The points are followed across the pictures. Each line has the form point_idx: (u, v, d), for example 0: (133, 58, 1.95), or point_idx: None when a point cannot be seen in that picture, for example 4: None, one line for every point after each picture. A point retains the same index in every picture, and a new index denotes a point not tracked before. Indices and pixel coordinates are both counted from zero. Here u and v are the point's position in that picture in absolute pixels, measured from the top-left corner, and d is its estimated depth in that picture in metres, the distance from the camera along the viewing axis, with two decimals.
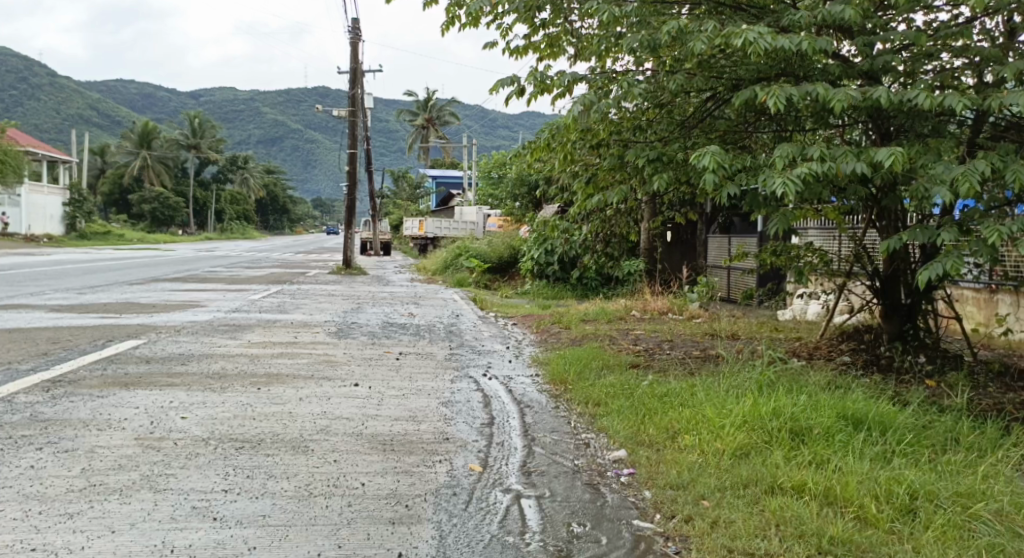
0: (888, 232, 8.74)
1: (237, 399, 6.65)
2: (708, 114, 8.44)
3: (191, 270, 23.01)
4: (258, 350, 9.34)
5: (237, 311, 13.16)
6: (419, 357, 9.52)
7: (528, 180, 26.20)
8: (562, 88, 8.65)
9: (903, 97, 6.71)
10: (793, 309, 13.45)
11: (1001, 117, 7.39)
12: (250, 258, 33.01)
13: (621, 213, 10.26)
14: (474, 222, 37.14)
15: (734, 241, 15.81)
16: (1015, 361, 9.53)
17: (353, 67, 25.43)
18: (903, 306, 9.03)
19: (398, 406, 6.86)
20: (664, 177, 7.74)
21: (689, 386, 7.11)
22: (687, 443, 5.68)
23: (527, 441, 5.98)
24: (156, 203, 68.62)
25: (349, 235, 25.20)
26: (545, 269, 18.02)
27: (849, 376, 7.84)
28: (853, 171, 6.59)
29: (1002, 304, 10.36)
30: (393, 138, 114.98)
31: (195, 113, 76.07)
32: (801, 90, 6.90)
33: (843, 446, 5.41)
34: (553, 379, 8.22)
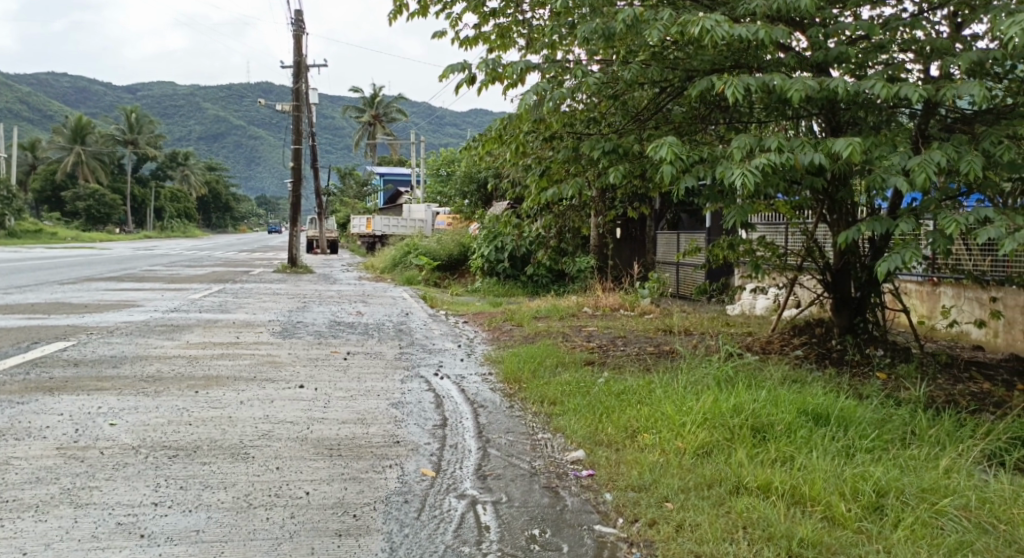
0: (839, 226, 8.65)
1: (171, 403, 6.29)
2: (661, 107, 8.29)
3: (127, 269, 22.31)
4: (196, 352, 8.96)
5: (176, 310, 12.69)
6: (368, 356, 9.21)
7: (477, 176, 25.95)
8: (512, 78, 8.41)
9: (860, 87, 6.58)
10: (742, 304, 13.41)
11: (950, 110, 7.33)
12: (192, 256, 32.24)
13: (574, 207, 10.06)
14: (424, 220, 36.74)
15: (684, 237, 15.71)
16: (961, 353, 9.52)
17: (297, 60, 24.92)
18: (854, 300, 8.96)
19: (345, 408, 6.56)
20: (620, 170, 7.50)
21: (646, 383, 6.92)
22: (647, 443, 5.47)
23: (482, 443, 5.74)
24: (92, 201, 66.95)
25: (294, 233, 24.66)
26: (495, 266, 17.76)
27: (806, 371, 7.71)
28: (812, 163, 6.45)
29: (944, 297, 10.38)
30: (340, 136, 113.80)
31: (133, 109, 74.34)
32: (759, 80, 6.74)
33: (806, 442, 5.25)
34: (507, 377, 7.97)
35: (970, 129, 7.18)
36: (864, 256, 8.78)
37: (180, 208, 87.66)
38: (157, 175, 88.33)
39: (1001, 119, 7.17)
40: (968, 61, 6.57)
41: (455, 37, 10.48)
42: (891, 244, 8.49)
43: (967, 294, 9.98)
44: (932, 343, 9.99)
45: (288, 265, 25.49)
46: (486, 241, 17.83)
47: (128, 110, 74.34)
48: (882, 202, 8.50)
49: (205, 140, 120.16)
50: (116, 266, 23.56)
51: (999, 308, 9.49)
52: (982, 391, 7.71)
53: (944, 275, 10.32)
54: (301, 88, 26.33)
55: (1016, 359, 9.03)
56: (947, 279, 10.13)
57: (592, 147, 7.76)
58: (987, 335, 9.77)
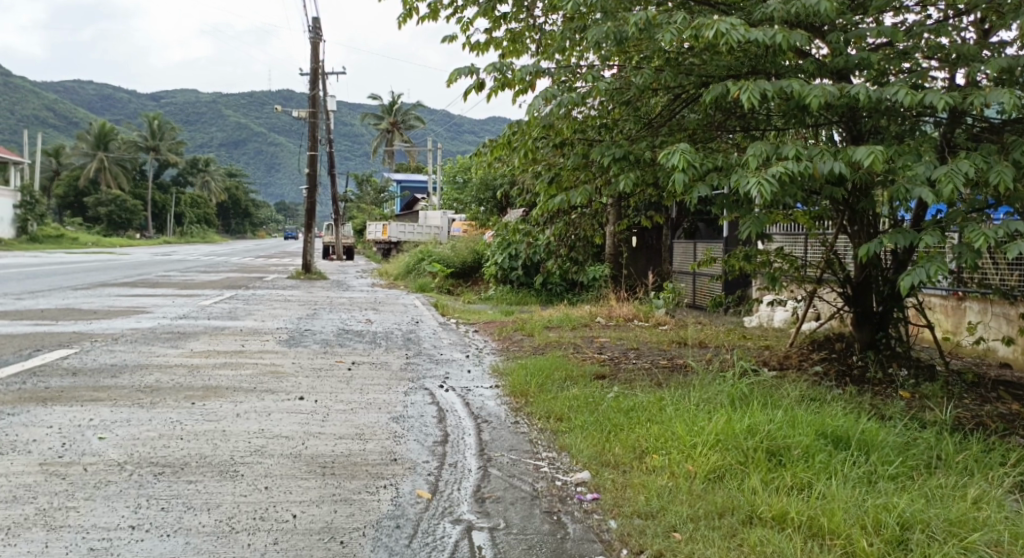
0: (860, 237, 8.38)
1: (165, 416, 6.10)
2: (676, 114, 8.07)
3: (141, 274, 22.22)
4: (199, 361, 8.78)
5: (184, 317, 12.53)
6: (374, 367, 9.00)
7: (493, 183, 25.76)
8: (523, 83, 8.20)
9: (882, 93, 6.33)
10: (759, 316, 13.14)
11: (978, 118, 7.04)
12: (207, 261, 32.20)
13: (587, 217, 9.82)
14: (439, 227, 36.58)
15: (701, 247, 15.44)
16: (987, 370, 9.22)
17: (313, 66, 24.82)
18: (875, 314, 8.67)
19: (345, 422, 6.35)
20: (630, 178, 7.20)
21: (657, 400, 6.67)
22: (656, 465, 5.23)
23: (482, 462, 5.51)
24: (112, 205, 67.31)
25: (308, 239, 24.51)
26: (509, 275, 17.53)
27: (824, 388, 7.44)
28: (832, 172, 6.21)
29: (969, 313, 10.09)
30: (358, 142, 114.00)
31: (153, 114, 74.69)
32: (777, 86, 6.49)
33: (824, 468, 5.01)
34: (514, 391, 7.74)
35: (998, 139, 6.91)
36: (886, 269, 8.50)
37: (199, 213, 87.99)
38: (176, 180, 88.78)
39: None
40: (996, 68, 6.32)
41: (467, 41, 10.28)
42: (915, 257, 8.22)
43: (994, 310, 9.68)
44: (956, 360, 9.69)
45: (302, 270, 25.36)
46: (500, 249, 17.61)
47: (148, 115, 74.75)
48: (903, 211, 8.27)
49: (224, 144, 120.68)
50: (131, 271, 23.54)
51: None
52: (1009, 412, 7.42)
53: (970, 289, 10.02)
54: (317, 93, 26.22)
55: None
56: (973, 294, 9.83)
57: (602, 153, 7.50)
58: (1015, 353, 9.46)
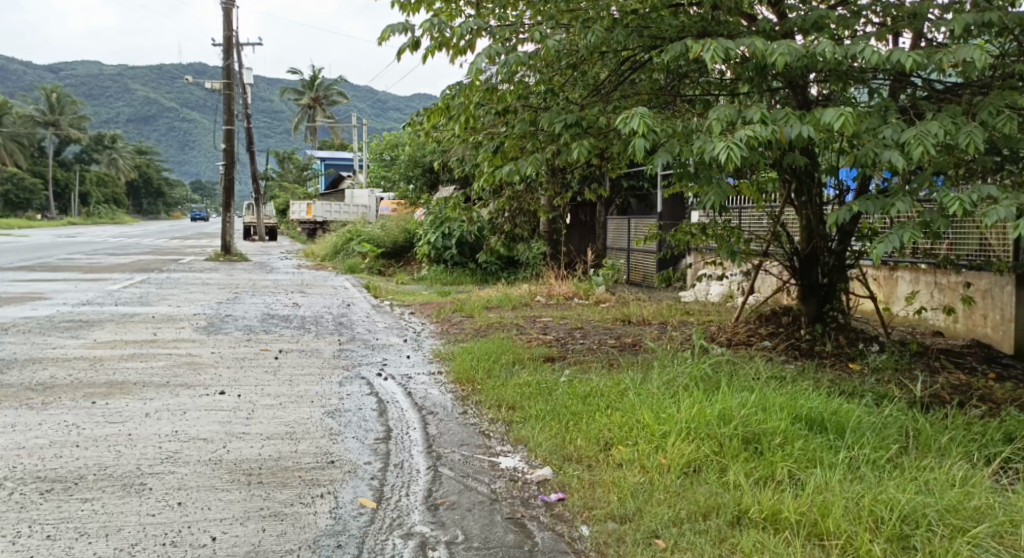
0: (808, 209, 7.97)
1: (58, 419, 5.55)
2: (624, 80, 7.58)
3: (41, 258, 20.98)
4: (103, 352, 8.00)
5: (89, 303, 11.64)
6: (302, 355, 8.30)
7: (422, 160, 25.02)
8: (460, 45, 7.51)
9: (849, 50, 5.71)
10: (696, 290, 12.80)
11: (930, 81, 6.52)
12: (121, 244, 30.78)
13: (527, 190, 9.23)
14: (367, 206, 35.65)
15: (636, 222, 15.02)
16: (923, 339, 8.77)
17: (225, 36, 23.66)
18: (821, 287, 8.22)
19: (272, 420, 5.70)
20: (586, 144, 6.59)
21: (615, 384, 6.14)
22: (624, 458, 4.66)
23: (431, 461, 4.92)
24: (11, 185, 64.14)
25: (227, 219, 23.41)
26: (442, 254, 16.83)
27: (778, 364, 6.94)
28: (799, 137, 5.59)
29: (902, 283, 9.66)
30: (280, 120, 111.32)
31: (53, 89, 71.47)
32: (737, 43, 5.84)
33: (805, 455, 4.46)
34: (458, 378, 7.13)
35: (959, 100, 6.38)
36: (830, 241, 8.08)
37: (109, 193, 84.86)
38: (87, 161, 85.45)
39: (988, 90, 6.37)
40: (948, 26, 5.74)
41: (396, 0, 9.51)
42: (861, 229, 7.91)
43: (927, 279, 9.26)
44: (892, 329, 9.22)
45: (222, 252, 24.28)
46: (432, 228, 16.92)
47: (53, 92, 71.65)
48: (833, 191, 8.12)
49: (139, 124, 116.85)
50: (34, 254, 22.26)
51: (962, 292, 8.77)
52: (962, 383, 6.89)
53: (902, 258, 9.60)
54: (232, 68, 25.03)
55: (982, 346, 8.32)
56: (905, 262, 9.43)
57: (551, 120, 6.84)
58: (947, 321, 9.06)
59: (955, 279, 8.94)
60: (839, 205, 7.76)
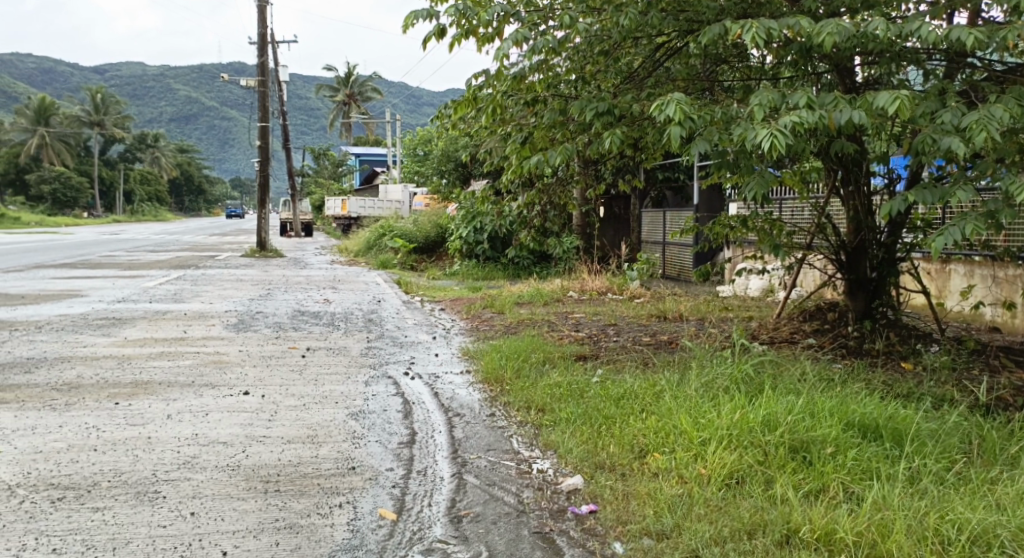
0: (856, 199, 7.66)
1: (79, 421, 5.38)
2: (660, 66, 7.30)
3: (80, 255, 21.07)
4: (130, 350, 7.87)
5: (123, 300, 11.57)
6: (330, 353, 8.11)
7: (455, 154, 24.81)
8: (489, 31, 7.27)
9: (904, 29, 5.43)
10: (733, 285, 12.51)
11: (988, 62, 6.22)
12: (160, 240, 30.94)
13: (559, 182, 8.91)
14: (401, 201, 35.55)
15: (672, 215, 14.70)
16: (980, 336, 8.42)
17: (260, 31, 23.62)
18: (870, 282, 7.90)
19: (294, 422, 5.50)
20: (620, 133, 6.29)
21: (650, 385, 5.86)
22: (661, 468, 4.40)
23: (456, 468, 4.69)
24: (58, 182, 64.98)
25: (262, 215, 23.36)
26: (473, 249, 16.62)
27: (823, 363, 6.62)
28: (849, 121, 5.29)
29: (955, 276, 9.32)
30: (314, 116, 111.79)
31: (97, 88, 72.45)
32: (781, 23, 5.56)
33: (859, 467, 4.18)
34: (486, 378, 6.89)
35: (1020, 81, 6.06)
36: (879, 233, 7.75)
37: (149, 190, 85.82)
38: (127, 158, 86.40)
39: None
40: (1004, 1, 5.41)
41: None
42: (912, 220, 7.58)
43: (983, 271, 8.92)
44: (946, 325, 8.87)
45: (257, 248, 24.25)
46: (464, 222, 16.71)
47: (94, 91, 72.52)
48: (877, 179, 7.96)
49: (176, 121, 118.07)
50: (73, 252, 22.36)
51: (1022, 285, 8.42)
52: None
53: (955, 251, 9.24)
54: (266, 64, 25.01)
55: None
56: (959, 254, 9.08)
57: (581, 107, 6.50)
58: (1004, 316, 8.70)
59: (1012, 272, 8.60)
60: (887, 195, 7.59)
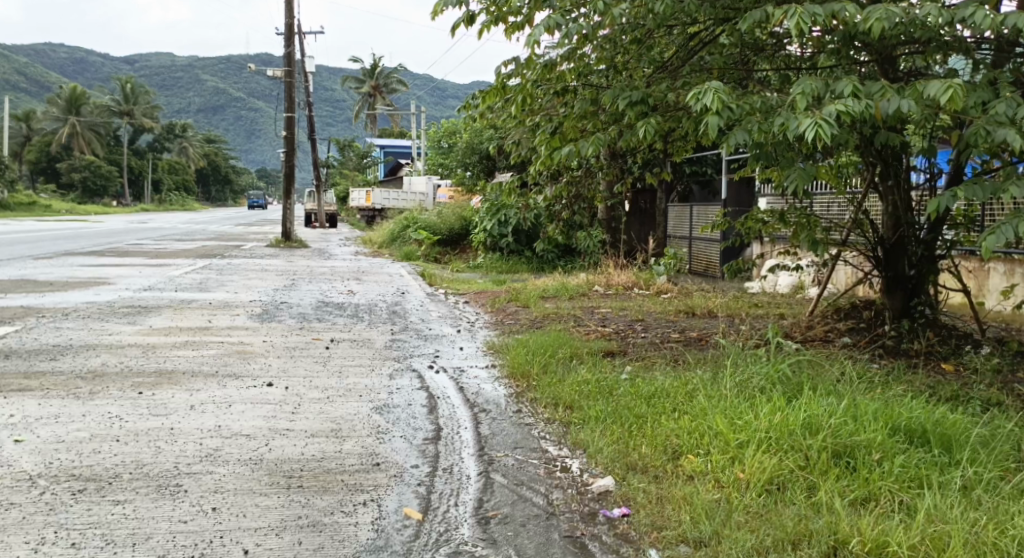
0: (894, 193, 7.46)
1: (102, 410, 5.31)
2: (694, 56, 7.17)
3: (107, 243, 21.12)
4: (155, 339, 7.80)
5: (149, 289, 11.53)
6: (354, 345, 8.01)
7: (480, 147, 24.68)
8: (519, 18, 7.13)
9: (955, 15, 5.27)
10: (762, 282, 12.30)
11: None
12: (185, 230, 31.03)
13: (588, 174, 8.76)
14: (425, 194, 35.52)
15: (698, 210, 14.50)
16: (1018, 336, 8.20)
17: (287, 22, 23.59)
18: (909, 279, 7.65)
19: (318, 415, 5.39)
20: (655, 122, 6.13)
21: (682, 383, 5.70)
22: (696, 470, 4.26)
23: (484, 466, 4.56)
24: (88, 172, 65.32)
25: (288, 206, 23.33)
26: (498, 242, 16.48)
27: (859, 363, 6.43)
28: (898, 111, 5.14)
29: (994, 275, 9.09)
30: (339, 107, 112.01)
31: (123, 78, 72.88)
32: (826, 9, 5.40)
33: (906, 475, 4.03)
34: (512, 373, 6.75)
35: None
36: (918, 230, 7.53)
37: (175, 179, 86.28)
38: (153, 147, 86.87)
39: None
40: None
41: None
42: (951, 216, 7.38)
43: (1022, 270, 8.70)
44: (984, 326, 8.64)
45: (281, 238, 24.23)
46: (489, 215, 16.58)
47: (122, 80, 73.00)
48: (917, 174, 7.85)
49: (203, 112, 118.64)
50: (100, 240, 22.45)
51: None
52: None
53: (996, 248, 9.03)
54: (293, 54, 24.97)
55: None
56: (998, 252, 8.86)
57: (615, 97, 6.33)
58: None
59: None
60: (929, 190, 7.48)
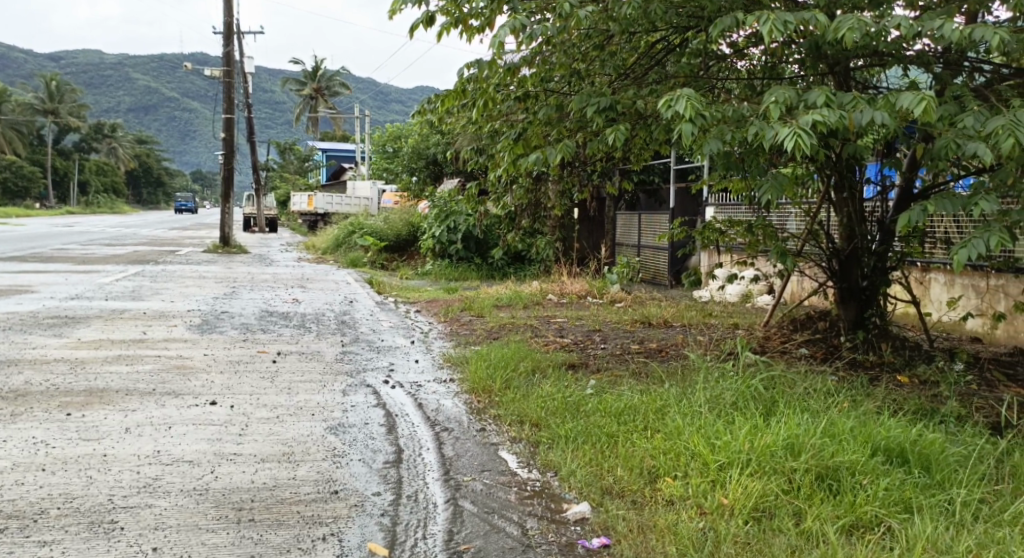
0: (852, 205, 7.33)
1: (26, 435, 4.89)
2: (657, 63, 6.97)
3: (36, 248, 20.27)
4: (86, 353, 7.33)
5: (79, 297, 10.96)
6: (302, 358, 7.63)
7: (428, 151, 24.30)
8: (479, 21, 6.86)
9: (926, 25, 5.10)
10: (711, 290, 12.19)
11: (996, 64, 5.96)
12: (117, 234, 30.08)
13: (544, 182, 8.50)
14: (370, 198, 34.99)
15: (647, 218, 14.37)
16: (961, 346, 8.11)
17: (228, 22, 22.96)
18: (862, 290, 7.53)
19: (268, 438, 5.04)
20: (621, 128, 5.90)
21: (653, 399, 5.45)
22: (676, 495, 4.03)
23: (450, 492, 4.27)
24: (9, 174, 63.37)
25: (229, 211, 22.67)
26: (447, 249, 16.13)
27: (823, 374, 6.29)
28: (870, 122, 4.91)
29: (935, 286, 9.02)
30: (279, 110, 110.46)
31: (53, 77, 70.79)
32: (798, 16, 5.20)
33: (892, 499, 3.82)
34: (473, 388, 6.46)
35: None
36: (873, 241, 7.39)
37: (109, 183, 84.10)
38: (85, 149, 84.55)
39: None
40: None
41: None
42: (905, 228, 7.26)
43: (964, 280, 8.65)
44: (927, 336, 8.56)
45: (220, 243, 23.53)
46: (437, 221, 16.26)
47: (53, 80, 70.89)
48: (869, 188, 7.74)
49: (138, 113, 115.99)
50: (22, 243, 21.50)
51: (1004, 296, 8.15)
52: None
53: (935, 260, 8.97)
54: (233, 55, 24.32)
55: None
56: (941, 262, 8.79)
57: (581, 103, 6.09)
58: (985, 326, 8.42)
59: (994, 282, 8.32)
60: (885, 203, 7.35)
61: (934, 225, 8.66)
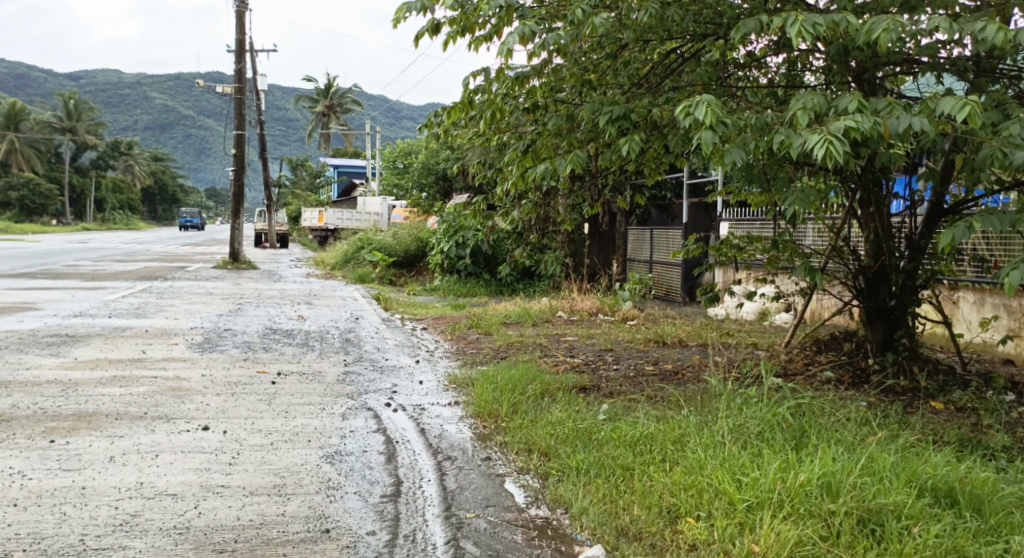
0: (878, 220, 6.96)
1: (4, 464, 4.58)
2: (672, 71, 6.64)
3: (45, 264, 20.07)
4: (79, 374, 7.02)
5: (79, 314, 10.67)
6: (303, 378, 7.30)
7: (438, 166, 24.01)
8: (488, 29, 6.56)
9: (967, 27, 4.74)
10: (727, 307, 11.82)
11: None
12: (128, 250, 29.91)
13: (554, 196, 8.17)
14: (380, 214, 34.76)
15: (660, 234, 14.02)
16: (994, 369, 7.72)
17: (239, 37, 22.79)
18: (890, 309, 7.14)
19: (260, 467, 4.70)
20: (636, 138, 5.56)
21: (670, 426, 5.08)
22: (702, 541, 3.69)
23: (453, 532, 3.93)
24: (24, 190, 63.54)
25: (238, 226, 22.43)
26: (456, 264, 15.81)
27: (852, 400, 5.92)
28: (907, 129, 4.58)
29: (964, 305, 8.63)
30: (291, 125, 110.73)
31: (67, 93, 71.08)
32: (828, 18, 4.85)
33: (943, 547, 3.47)
34: (478, 413, 6.11)
35: None
36: (901, 258, 7.01)
37: (123, 198, 84.26)
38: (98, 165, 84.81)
39: None
40: None
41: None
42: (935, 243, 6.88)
43: (995, 299, 8.26)
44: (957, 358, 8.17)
45: (228, 258, 23.28)
46: (446, 236, 15.95)
47: (67, 97, 71.17)
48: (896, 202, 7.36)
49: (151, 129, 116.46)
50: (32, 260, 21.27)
51: None
52: None
53: (963, 277, 8.58)
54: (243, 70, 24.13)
55: None
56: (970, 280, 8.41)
57: (594, 111, 5.76)
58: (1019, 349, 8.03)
59: None
60: (914, 218, 6.98)
61: (962, 242, 8.29)
